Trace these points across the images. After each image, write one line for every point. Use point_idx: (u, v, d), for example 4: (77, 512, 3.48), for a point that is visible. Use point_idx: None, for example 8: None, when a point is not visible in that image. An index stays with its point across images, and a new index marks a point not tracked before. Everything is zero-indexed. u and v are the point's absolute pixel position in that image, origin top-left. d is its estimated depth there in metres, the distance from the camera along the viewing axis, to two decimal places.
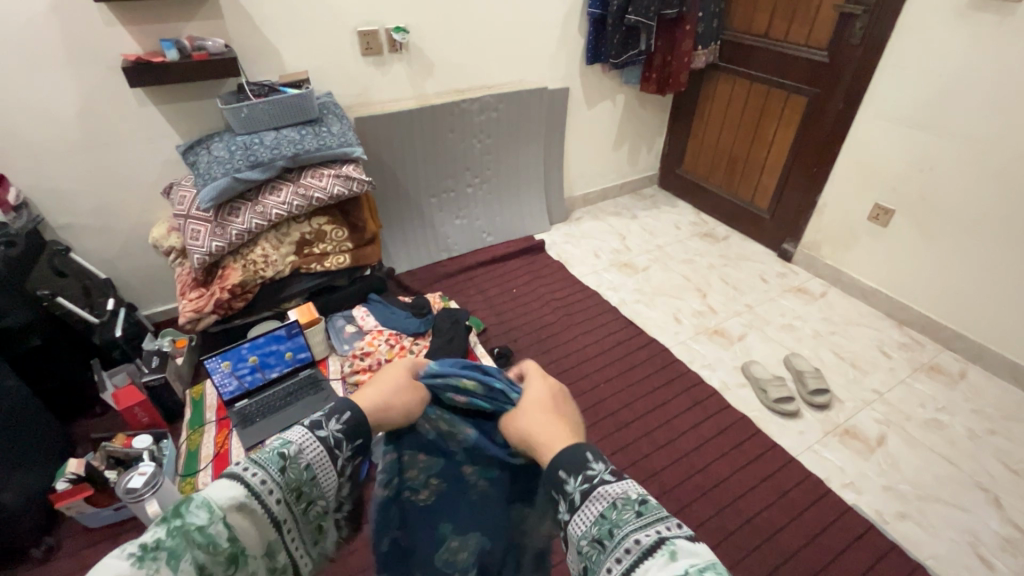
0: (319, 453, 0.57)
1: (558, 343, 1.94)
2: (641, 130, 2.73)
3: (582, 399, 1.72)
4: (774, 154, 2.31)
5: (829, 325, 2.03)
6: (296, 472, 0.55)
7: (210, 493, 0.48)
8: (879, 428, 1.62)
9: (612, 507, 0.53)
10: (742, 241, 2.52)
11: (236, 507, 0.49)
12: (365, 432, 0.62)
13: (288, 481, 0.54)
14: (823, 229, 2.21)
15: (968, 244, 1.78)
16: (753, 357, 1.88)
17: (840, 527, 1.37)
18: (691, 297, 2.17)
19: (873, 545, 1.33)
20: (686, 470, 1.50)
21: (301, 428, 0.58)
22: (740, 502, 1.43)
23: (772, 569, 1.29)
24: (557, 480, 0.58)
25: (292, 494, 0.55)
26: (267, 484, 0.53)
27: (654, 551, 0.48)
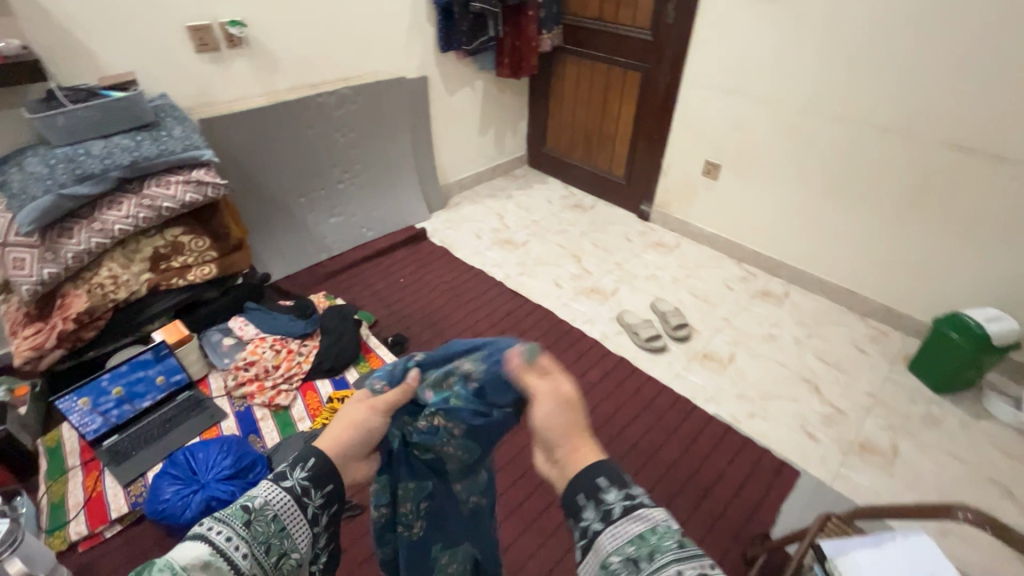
0: (284, 503, 0.64)
1: (450, 324, 2.00)
2: (503, 113, 2.86)
3: None
4: (621, 126, 2.57)
5: (684, 270, 2.32)
6: (264, 523, 0.62)
7: (177, 555, 0.55)
8: (729, 348, 1.92)
9: (654, 531, 0.57)
10: (607, 208, 2.77)
11: (201, 566, 0.55)
12: (329, 476, 0.69)
13: (256, 533, 0.61)
14: (669, 189, 2.50)
15: (776, 187, 2.14)
16: (625, 306, 2.11)
17: (707, 433, 1.61)
18: (568, 263, 2.35)
19: (731, 442, 1.59)
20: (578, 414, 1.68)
21: (267, 482, 0.65)
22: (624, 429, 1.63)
23: (657, 480, 1.49)
24: (596, 486, 0.61)
25: (260, 545, 0.61)
26: (232, 540, 0.59)
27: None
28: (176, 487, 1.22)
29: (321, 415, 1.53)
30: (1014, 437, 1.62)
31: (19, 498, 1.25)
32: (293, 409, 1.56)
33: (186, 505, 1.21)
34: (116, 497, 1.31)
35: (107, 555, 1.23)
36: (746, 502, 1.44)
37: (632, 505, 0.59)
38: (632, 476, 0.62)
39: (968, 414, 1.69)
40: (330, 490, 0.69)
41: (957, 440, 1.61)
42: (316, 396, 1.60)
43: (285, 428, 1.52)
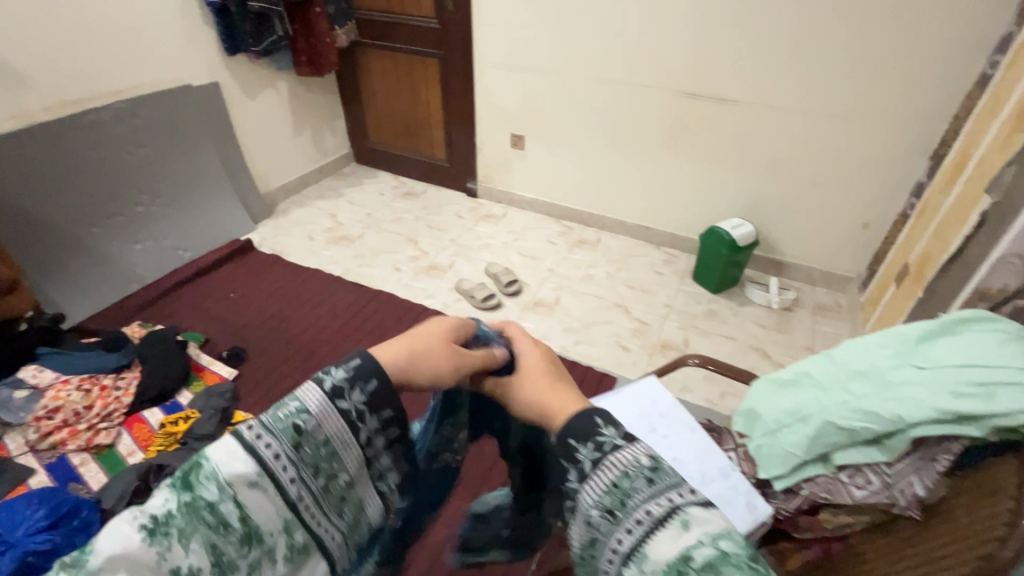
0: (339, 428, 0.47)
1: (290, 325, 1.98)
2: (316, 113, 2.83)
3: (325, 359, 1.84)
4: (433, 112, 2.71)
5: (512, 235, 2.55)
6: (317, 444, 0.46)
7: (219, 464, 0.42)
8: (555, 293, 2.18)
9: (624, 476, 0.47)
10: (437, 191, 2.90)
11: (246, 482, 0.43)
12: (394, 400, 0.50)
13: (307, 455, 0.46)
14: (488, 164, 2.71)
15: (572, 148, 2.42)
16: (462, 276, 2.27)
17: None
18: (405, 248, 2.45)
19: None
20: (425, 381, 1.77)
21: (321, 391, 0.47)
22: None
23: None
24: (568, 449, 0.52)
25: (314, 467, 0.47)
26: (280, 458, 0.44)
27: (668, 522, 0.43)
28: None
29: (154, 443, 1.47)
30: (765, 313, 2.08)
31: None
32: (120, 446, 1.47)
33: None
34: None
35: None
36: None
37: (604, 455, 0.49)
38: (600, 424, 0.51)
39: (736, 304, 2.13)
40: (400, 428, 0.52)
41: (730, 325, 2.03)
42: (144, 427, 1.52)
43: (113, 467, 1.42)
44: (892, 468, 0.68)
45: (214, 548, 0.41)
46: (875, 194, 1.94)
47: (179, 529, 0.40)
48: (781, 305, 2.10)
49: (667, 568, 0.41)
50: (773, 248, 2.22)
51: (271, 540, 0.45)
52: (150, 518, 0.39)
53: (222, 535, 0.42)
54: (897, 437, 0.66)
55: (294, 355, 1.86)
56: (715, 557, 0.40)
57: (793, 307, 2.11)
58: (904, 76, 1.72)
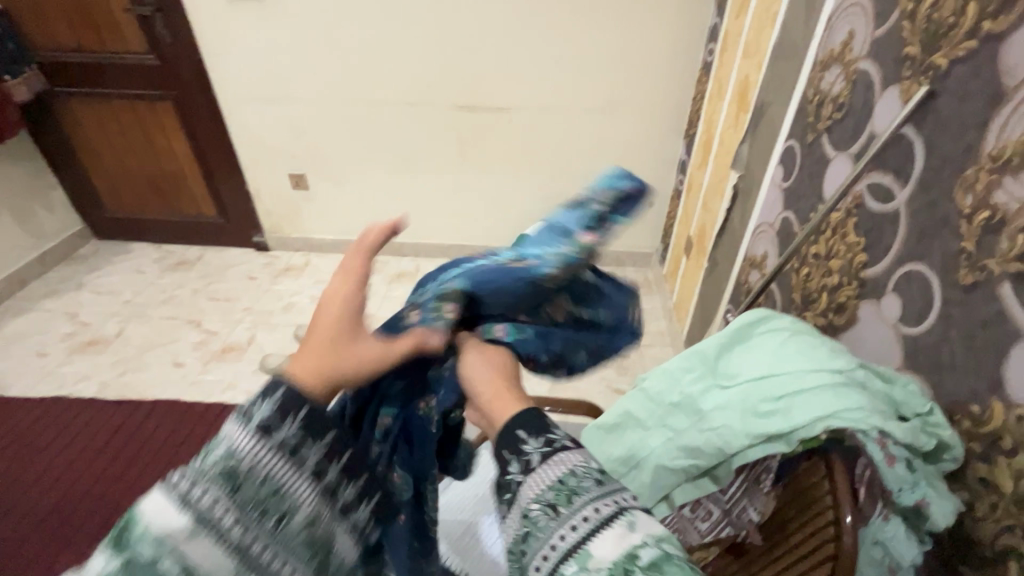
0: (272, 461, 0.42)
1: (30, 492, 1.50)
2: (13, 188, 2.16)
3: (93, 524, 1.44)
4: (184, 163, 2.24)
5: (320, 285, 2.25)
6: (256, 482, 0.42)
7: (154, 519, 0.39)
8: None
9: (573, 474, 0.46)
10: (217, 253, 2.44)
11: (182, 536, 0.39)
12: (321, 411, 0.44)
13: (250, 494, 0.42)
14: (272, 212, 2.34)
15: (361, 179, 2.21)
16: (267, 351, 1.91)
17: None
18: (186, 332, 2.00)
19: None
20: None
21: (247, 430, 0.42)
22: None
23: None
24: (514, 440, 0.49)
25: (257, 508, 0.42)
26: (215, 504, 0.40)
27: (613, 521, 0.43)
28: None
29: None
30: None
31: None
32: None
33: None
34: None
35: None
36: None
37: (553, 449, 0.48)
38: (550, 423, 0.50)
39: None
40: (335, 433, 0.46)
41: None
42: None
43: None
44: (726, 495, 0.66)
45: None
46: (651, 175, 2.11)
47: None
48: None
49: (612, 567, 0.41)
50: None
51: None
52: None
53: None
54: (723, 468, 0.63)
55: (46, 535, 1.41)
56: (658, 556, 0.40)
57: None
58: (647, 67, 1.86)
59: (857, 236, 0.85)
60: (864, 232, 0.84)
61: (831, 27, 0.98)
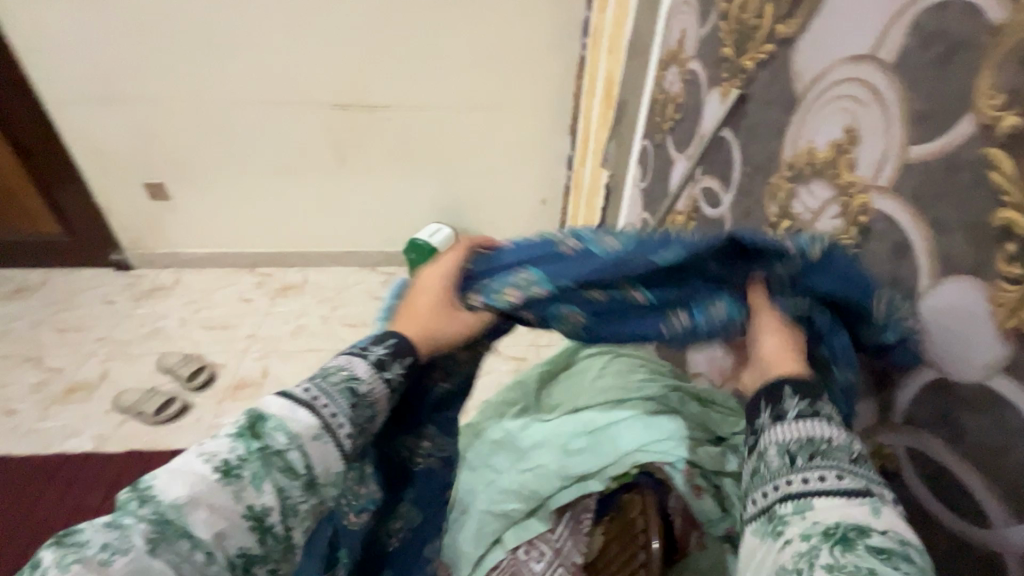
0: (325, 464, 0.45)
1: None
2: None
3: None
4: (12, 175, 1.93)
5: (192, 305, 2.02)
6: (363, 411, 0.49)
7: (283, 416, 0.45)
8: (260, 363, 1.79)
9: (822, 443, 0.40)
10: (67, 276, 2.13)
11: (223, 510, 0.41)
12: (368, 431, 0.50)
13: (353, 418, 0.48)
14: (129, 226, 2.08)
15: (230, 186, 2.00)
16: (122, 386, 1.69)
17: None
18: (21, 373, 1.73)
19: None
20: None
21: (367, 362, 0.51)
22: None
23: None
24: (772, 389, 0.44)
25: (357, 431, 0.48)
26: (269, 487, 0.43)
27: (857, 496, 0.37)
28: None
29: None
30: None
31: None
32: None
33: None
34: None
35: None
36: None
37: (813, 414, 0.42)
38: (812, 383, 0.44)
39: None
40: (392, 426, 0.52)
41: None
42: None
43: None
44: (557, 534, 0.59)
45: (282, 493, 0.43)
46: (542, 172, 2.07)
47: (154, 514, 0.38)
48: None
49: (834, 526, 0.35)
50: None
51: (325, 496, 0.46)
52: (223, 461, 0.42)
53: (291, 481, 0.43)
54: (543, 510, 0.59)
55: None
56: (896, 548, 0.33)
57: None
58: (525, 63, 1.81)
59: None
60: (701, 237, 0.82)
61: (667, 25, 0.96)
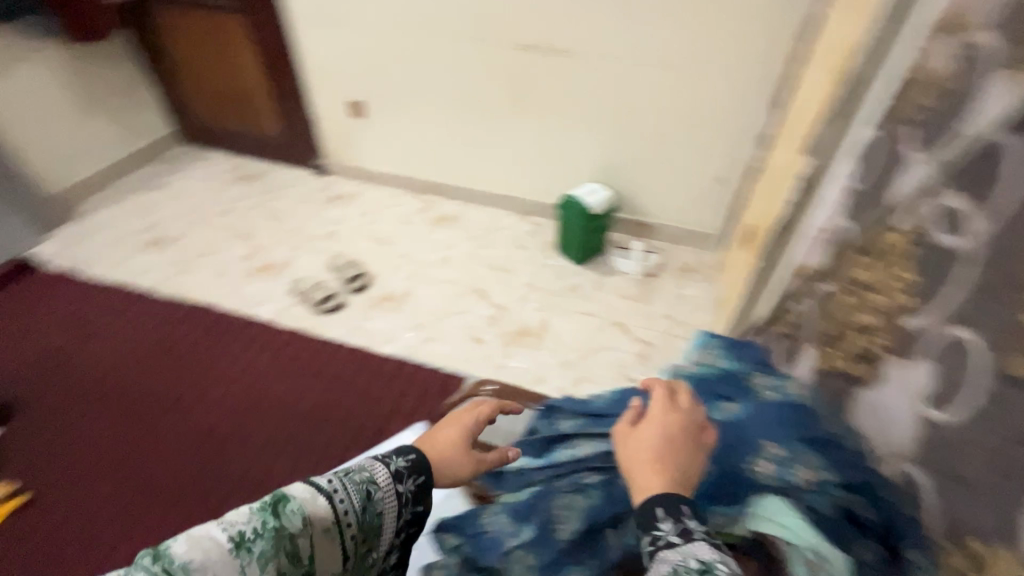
0: (390, 500, 0.70)
1: (93, 368, 1.68)
2: (114, 89, 2.35)
3: (138, 409, 1.57)
4: (255, 80, 2.28)
5: (365, 217, 2.26)
6: (388, 496, 0.71)
7: (304, 500, 0.63)
8: (407, 283, 1.95)
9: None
10: (281, 171, 2.51)
11: (320, 527, 0.63)
12: (418, 499, 0.74)
13: (362, 523, 0.68)
14: (330, 136, 2.35)
15: (413, 113, 2.13)
16: (300, 275, 1.99)
17: (353, 366, 1.66)
18: (236, 245, 2.12)
19: (378, 367, 1.66)
20: (192, 420, 1.54)
21: (386, 471, 0.72)
22: (212, 421, 1.54)
23: (315, 426, 1.52)
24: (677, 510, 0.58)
25: (359, 534, 0.68)
26: (346, 514, 0.66)
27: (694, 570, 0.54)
28: None
29: None
30: (629, 282, 1.97)
31: None
32: None
33: None
34: None
35: None
36: (390, 415, 1.54)
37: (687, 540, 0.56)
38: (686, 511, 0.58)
39: (600, 274, 2.00)
40: (419, 507, 0.74)
41: (590, 300, 1.90)
42: None
43: None
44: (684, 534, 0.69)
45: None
46: (724, 146, 1.82)
47: (261, 547, 0.59)
48: (644, 271, 1.99)
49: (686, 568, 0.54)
50: (637, 208, 2.07)
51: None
52: (237, 533, 0.58)
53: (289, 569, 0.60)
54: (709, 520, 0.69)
55: (97, 409, 1.57)
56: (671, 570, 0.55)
57: (658, 271, 2.00)
58: (733, 17, 1.57)
59: (908, 271, 0.68)
60: (917, 269, 0.67)
61: None
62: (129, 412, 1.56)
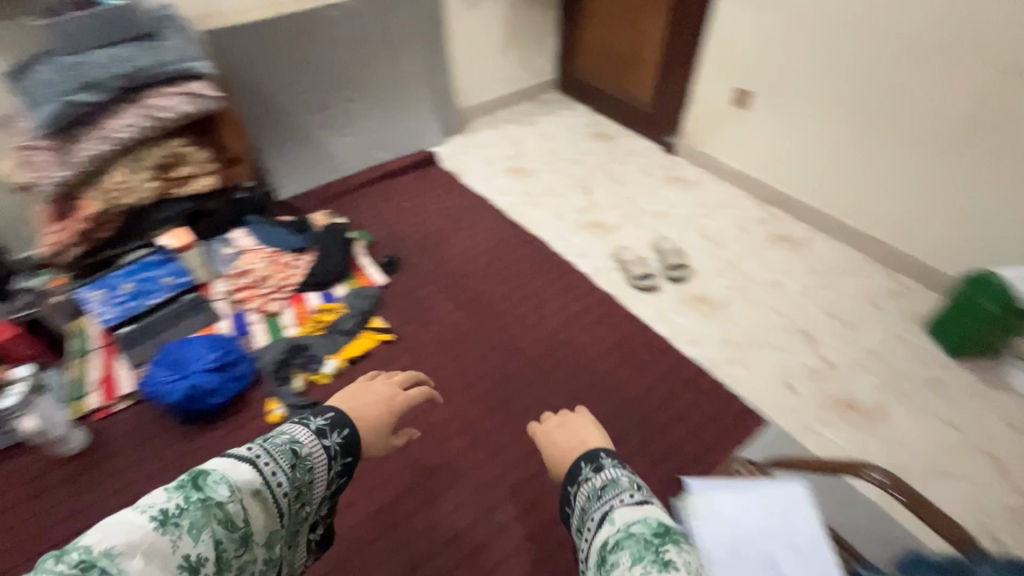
0: (322, 457, 0.84)
1: (448, 257, 1.95)
2: (530, 31, 2.68)
3: (468, 307, 1.76)
4: (651, 48, 2.34)
5: (699, 209, 2.17)
6: (302, 469, 0.80)
7: (224, 474, 0.70)
8: (727, 293, 1.81)
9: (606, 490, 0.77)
10: (632, 139, 2.58)
11: (250, 490, 0.71)
12: (350, 452, 0.90)
13: (293, 480, 0.79)
14: (697, 119, 2.30)
15: (809, 121, 1.94)
16: (624, 243, 2.01)
17: (660, 359, 1.59)
18: (576, 195, 2.24)
19: (684, 372, 1.55)
20: (508, 339, 1.65)
21: (309, 432, 0.85)
22: (528, 345, 1.64)
23: (613, 404, 1.48)
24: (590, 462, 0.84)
25: (293, 490, 0.79)
26: (276, 479, 0.76)
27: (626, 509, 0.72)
28: (172, 379, 1.41)
29: (307, 321, 1.67)
30: (1020, 407, 1.49)
31: (49, 372, 1.50)
32: (283, 316, 1.70)
33: (175, 388, 1.40)
34: (127, 377, 1.52)
35: (116, 425, 1.44)
36: (687, 428, 1.43)
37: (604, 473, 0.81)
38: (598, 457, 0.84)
39: (977, 380, 1.55)
40: (350, 458, 0.90)
41: (956, 406, 1.49)
42: (305, 306, 1.72)
43: (276, 333, 1.65)
44: None
45: (217, 544, 0.66)
46: None
47: (189, 519, 0.64)
48: None
49: (608, 492, 0.77)
50: None
51: (254, 550, 0.73)
52: (158, 512, 0.63)
53: (226, 535, 0.67)
54: None
55: (441, 291, 1.82)
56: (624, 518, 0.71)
57: None
58: None
59: None
60: None
61: None
62: (462, 306, 1.76)
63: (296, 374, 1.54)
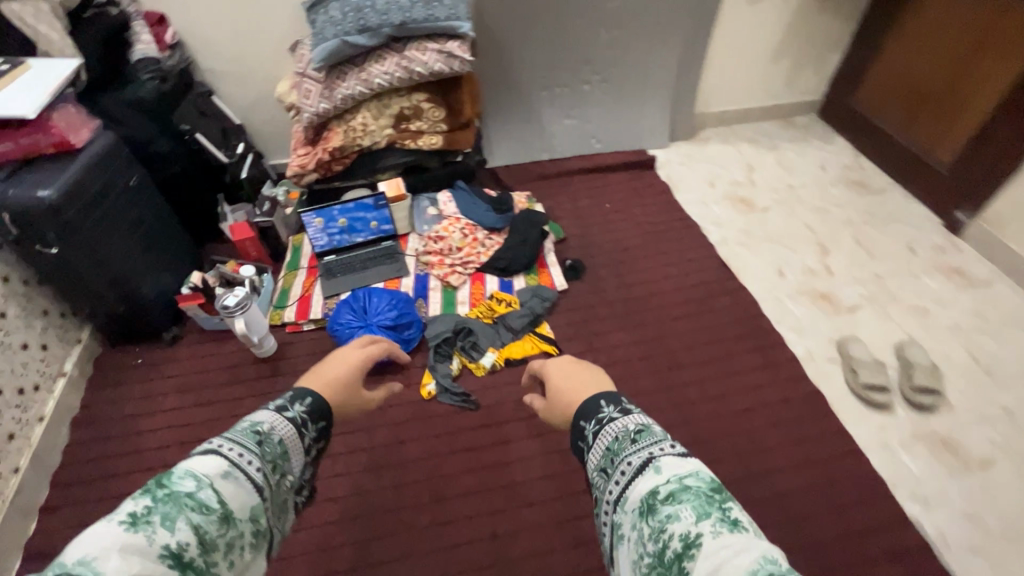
0: (290, 428, 0.82)
1: (639, 283, 1.75)
2: (812, 40, 2.23)
3: (643, 348, 1.57)
4: (981, 96, 1.81)
5: (978, 321, 1.64)
6: (272, 445, 0.78)
7: (189, 468, 0.68)
8: (991, 451, 1.35)
9: (617, 441, 0.79)
10: (902, 199, 2.06)
11: (222, 474, 0.70)
12: (323, 416, 0.90)
13: (265, 454, 0.76)
14: (1018, 202, 1.72)
15: None
16: (857, 333, 1.60)
17: (871, 508, 1.24)
18: (808, 252, 1.85)
19: (899, 539, 1.20)
20: (682, 405, 1.43)
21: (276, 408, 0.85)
22: (704, 421, 1.40)
23: (791, 540, 1.20)
24: (599, 405, 0.86)
25: (270, 466, 0.77)
26: (244, 456, 0.74)
27: (644, 470, 0.72)
28: (353, 324, 1.48)
29: (479, 305, 1.62)
30: None
31: (265, 276, 1.68)
32: (460, 291, 1.67)
33: (352, 334, 1.47)
34: (318, 303, 1.64)
35: (299, 342, 1.59)
36: None
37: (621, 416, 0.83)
38: (614, 402, 0.86)
39: None
40: (326, 421, 0.90)
41: None
42: (482, 287, 1.68)
43: (448, 305, 1.65)
44: None
45: (196, 530, 0.63)
46: None
47: (160, 515, 0.61)
48: None
49: (620, 442, 0.78)
50: None
51: (240, 526, 0.69)
52: (128, 517, 0.60)
53: (204, 519, 0.64)
54: None
55: (620, 318, 1.65)
56: (674, 490, 0.67)
57: None
58: None
59: None
60: None
61: None
62: (637, 345, 1.57)
63: (455, 356, 1.52)
